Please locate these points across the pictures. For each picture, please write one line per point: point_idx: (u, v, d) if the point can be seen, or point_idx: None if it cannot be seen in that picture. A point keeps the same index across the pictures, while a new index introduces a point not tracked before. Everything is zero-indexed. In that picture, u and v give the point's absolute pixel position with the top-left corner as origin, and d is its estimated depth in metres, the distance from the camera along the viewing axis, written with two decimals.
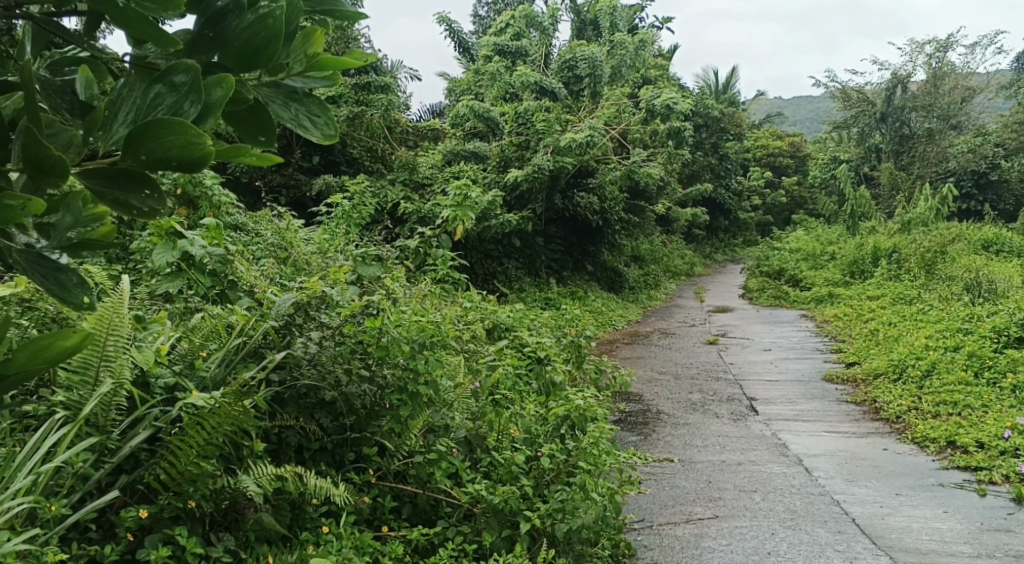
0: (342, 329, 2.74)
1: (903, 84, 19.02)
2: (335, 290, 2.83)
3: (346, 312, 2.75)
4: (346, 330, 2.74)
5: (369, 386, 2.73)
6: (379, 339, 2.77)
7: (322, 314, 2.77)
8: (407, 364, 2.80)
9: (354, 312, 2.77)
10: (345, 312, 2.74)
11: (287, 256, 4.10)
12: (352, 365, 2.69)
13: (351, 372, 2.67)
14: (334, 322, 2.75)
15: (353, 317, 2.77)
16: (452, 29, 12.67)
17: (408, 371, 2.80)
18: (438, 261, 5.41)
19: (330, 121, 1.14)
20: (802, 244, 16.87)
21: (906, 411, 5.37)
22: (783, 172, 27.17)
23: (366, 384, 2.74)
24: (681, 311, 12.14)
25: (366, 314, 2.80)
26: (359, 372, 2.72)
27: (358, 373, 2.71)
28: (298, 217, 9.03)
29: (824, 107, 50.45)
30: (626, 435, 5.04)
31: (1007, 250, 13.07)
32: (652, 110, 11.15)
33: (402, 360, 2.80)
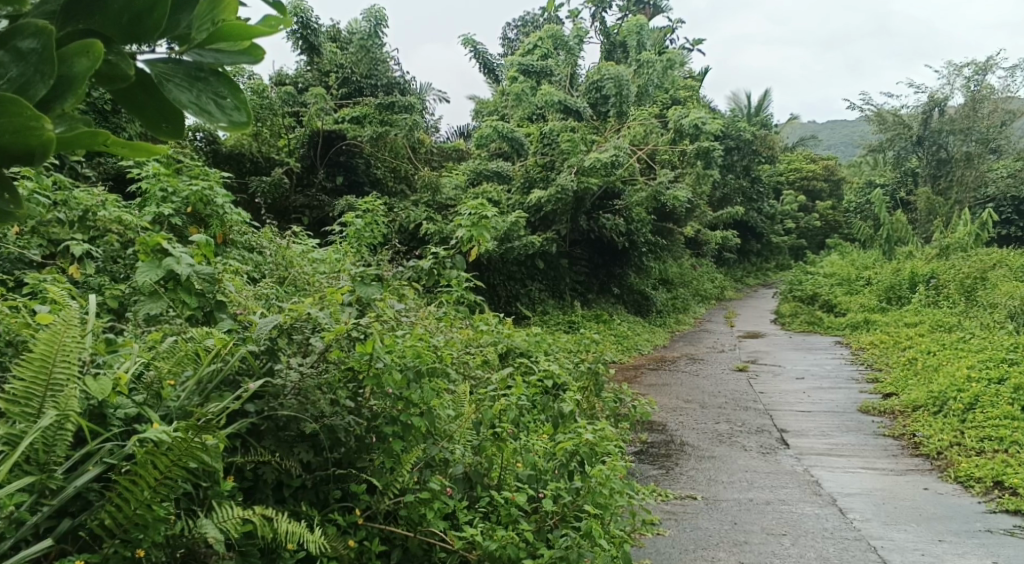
0: (326, 353, 2.53)
1: (941, 106, 18.38)
2: (323, 313, 2.61)
3: (333, 334, 2.53)
4: (332, 355, 2.53)
5: (357, 417, 2.54)
6: (370, 365, 2.55)
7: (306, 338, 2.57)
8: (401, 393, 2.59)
9: (342, 336, 2.57)
10: (331, 334, 2.53)
11: (289, 276, 3.93)
12: (337, 395, 2.49)
13: (336, 403, 2.48)
14: (319, 346, 2.54)
15: (341, 343, 2.56)
16: (478, 50, 12.58)
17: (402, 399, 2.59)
18: (453, 282, 5.25)
19: (239, 105, 1.04)
20: (836, 269, 16.45)
21: (948, 446, 5.02)
22: (817, 196, 26.69)
23: (351, 416, 2.54)
24: (711, 336, 11.80)
25: (356, 340, 2.59)
26: (344, 402, 2.51)
27: (343, 403, 2.50)
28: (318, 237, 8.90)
29: (858, 130, 49.82)
30: (646, 468, 4.76)
31: None
32: (680, 130, 10.88)
33: (394, 388, 2.59)
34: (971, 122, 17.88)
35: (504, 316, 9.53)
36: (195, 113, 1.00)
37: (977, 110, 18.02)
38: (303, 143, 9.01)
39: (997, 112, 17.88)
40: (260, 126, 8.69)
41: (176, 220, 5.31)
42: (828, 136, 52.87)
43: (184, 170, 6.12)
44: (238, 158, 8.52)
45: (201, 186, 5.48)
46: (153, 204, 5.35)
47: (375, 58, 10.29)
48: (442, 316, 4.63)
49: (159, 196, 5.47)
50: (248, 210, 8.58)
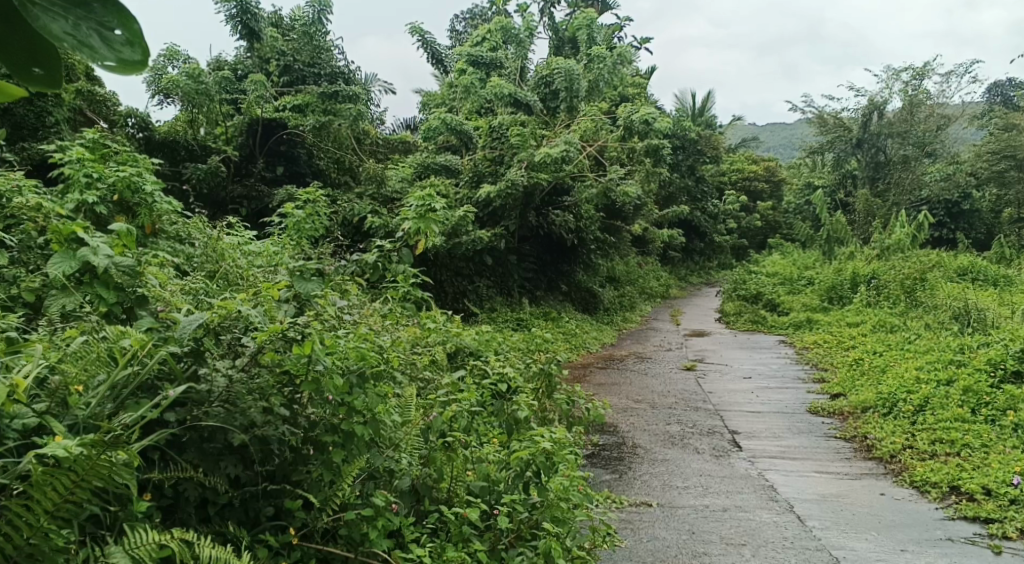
0: (258, 354, 2.28)
1: (880, 110, 18.73)
2: (254, 310, 2.35)
3: (267, 334, 2.27)
4: (268, 357, 2.28)
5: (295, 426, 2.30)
6: (310, 369, 2.29)
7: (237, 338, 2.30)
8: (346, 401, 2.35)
9: (279, 334, 2.31)
10: (264, 333, 2.28)
11: (223, 270, 3.64)
12: (271, 403, 2.24)
13: (269, 411, 2.22)
14: (250, 346, 2.28)
15: (279, 343, 2.30)
16: (426, 39, 12.26)
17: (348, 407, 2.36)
18: (399, 277, 5.02)
19: (133, 42, 0.96)
20: (779, 268, 16.63)
21: (900, 450, 5.00)
22: (758, 196, 27.08)
23: (287, 426, 2.29)
24: (657, 334, 11.76)
25: (295, 341, 2.33)
26: (281, 411, 2.27)
27: (278, 412, 2.25)
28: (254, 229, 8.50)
29: (797, 134, 50.88)
30: (599, 472, 4.61)
31: (984, 278, 12.82)
32: (630, 127, 10.68)
33: (338, 395, 2.35)
34: (909, 126, 18.26)
35: (451, 313, 9.31)
36: (75, 47, 0.92)
37: (914, 114, 18.42)
38: (242, 131, 8.70)
39: (934, 118, 18.30)
40: (197, 113, 8.31)
41: (101, 208, 4.95)
42: (770, 138, 53.76)
43: (112, 156, 5.74)
44: (172, 146, 8.14)
45: (130, 172, 5.14)
46: (77, 190, 4.96)
47: (318, 45, 9.93)
48: (386, 313, 4.39)
49: (83, 182, 5.08)
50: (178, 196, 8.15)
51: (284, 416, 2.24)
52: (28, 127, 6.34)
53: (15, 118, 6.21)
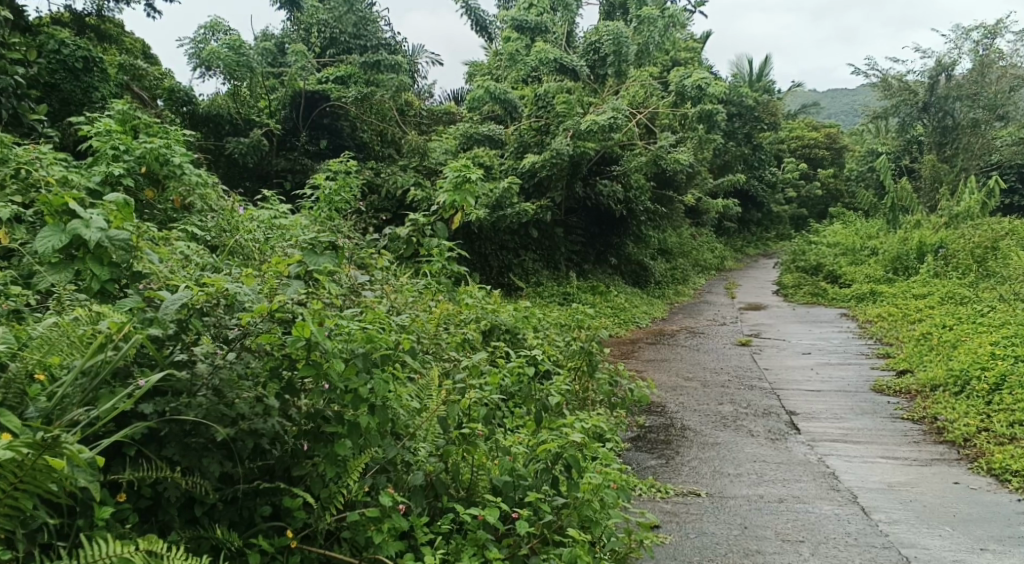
0: (245, 337, 2.05)
1: (949, 71, 17.68)
2: (243, 287, 2.10)
3: (254, 314, 2.03)
4: (255, 341, 2.05)
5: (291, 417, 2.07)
6: (308, 353, 2.05)
7: (223, 318, 2.06)
8: (349, 387, 2.12)
9: (269, 315, 2.07)
10: (251, 314, 2.04)
11: (241, 247, 3.41)
12: (260, 393, 2.01)
13: (256, 402, 2.00)
14: (236, 329, 2.06)
15: (267, 326, 2.06)
16: (470, 6, 11.91)
17: (353, 393, 2.13)
18: (434, 251, 4.79)
19: None
20: (840, 238, 15.93)
21: (975, 432, 4.58)
22: (818, 164, 26.04)
23: (280, 417, 2.07)
24: (711, 307, 11.32)
25: (287, 324, 2.09)
26: (273, 401, 2.04)
27: (270, 402, 2.03)
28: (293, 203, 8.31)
29: (860, 99, 48.86)
30: (643, 458, 4.32)
31: None
32: (682, 92, 10.18)
33: (339, 380, 2.11)
34: (979, 87, 17.21)
35: (495, 287, 9.08)
36: None
37: (985, 74, 17.33)
38: (284, 104, 8.51)
39: (1006, 78, 17.22)
40: (239, 86, 8.11)
41: (127, 181, 4.78)
42: (832, 104, 51.73)
43: (143, 128, 5.61)
44: (216, 120, 7.93)
45: (157, 144, 4.96)
46: (104, 162, 4.81)
47: (361, 16, 9.69)
48: (414, 291, 4.17)
49: (110, 155, 4.92)
50: (223, 181, 8.07)
51: (275, 406, 2.02)
52: (76, 103, 6.30)
53: (61, 94, 6.20)
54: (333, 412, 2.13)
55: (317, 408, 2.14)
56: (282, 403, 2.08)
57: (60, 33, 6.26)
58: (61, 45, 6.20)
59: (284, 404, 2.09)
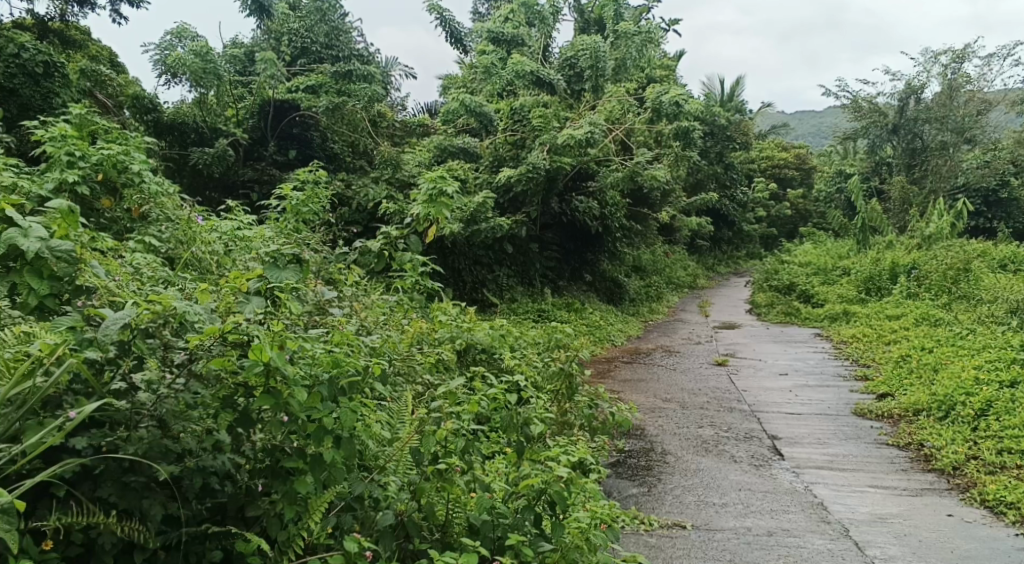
0: (191, 362, 1.81)
1: (917, 94, 17.87)
2: (194, 307, 1.88)
3: (204, 336, 1.81)
4: (204, 366, 1.82)
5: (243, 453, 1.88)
6: (267, 380, 1.84)
7: (168, 341, 1.83)
8: (314, 418, 1.91)
9: (220, 337, 1.85)
10: (200, 336, 1.82)
11: (200, 257, 3.23)
12: (209, 427, 1.82)
13: (204, 438, 1.81)
14: (182, 352, 1.82)
15: (218, 349, 1.83)
16: (445, 17, 11.73)
17: (317, 424, 1.92)
18: (407, 266, 4.58)
19: None
20: (811, 258, 15.96)
21: (964, 461, 4.45)
22: (788, 184, 26.21)
23: (231, 452, 1.87)
24: (685, 326, 11.19)
25: (241, 346, 1.87)
26: (223, 435, 1.84)
27: (219, 436, 1.83)
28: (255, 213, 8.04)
29: (827, 121, 49.59)
30: (625, 486, 4.13)
31: None
32: (659, 109, 10.06)
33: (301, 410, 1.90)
34: (947, 111, 17.38)
35: (469, 304, 8.86)
36: None
37: (953, 98, 17.50)
38: (253, 112, 8.30)
39: (974, 102, 17.43)
40: (206, 94, 7.87)
41: (82, 189, 4.49)
42: (800, 126, 52.42)
43: (102, 134, 5.32)
44: (181, 129, 7.70)
45: (116, 150, 4.69)
46: (57, 168, 4.52)
47: (333, 26, 9.49)
48: (383, 309, 3.95)
49: (64, 161, 4.64)
50: (189, 195, 7.83)
51: (225, 441, 1.82)
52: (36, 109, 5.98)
53: (21, 99, 5.87)
54: (294, 446, 1.93)
55: (276, 442, 1.93)
56: (234, 436, 1.87)
57: (21, 38, 6.06)
58: (22, 50, 5.94)
59: (237, 437, 1.88)
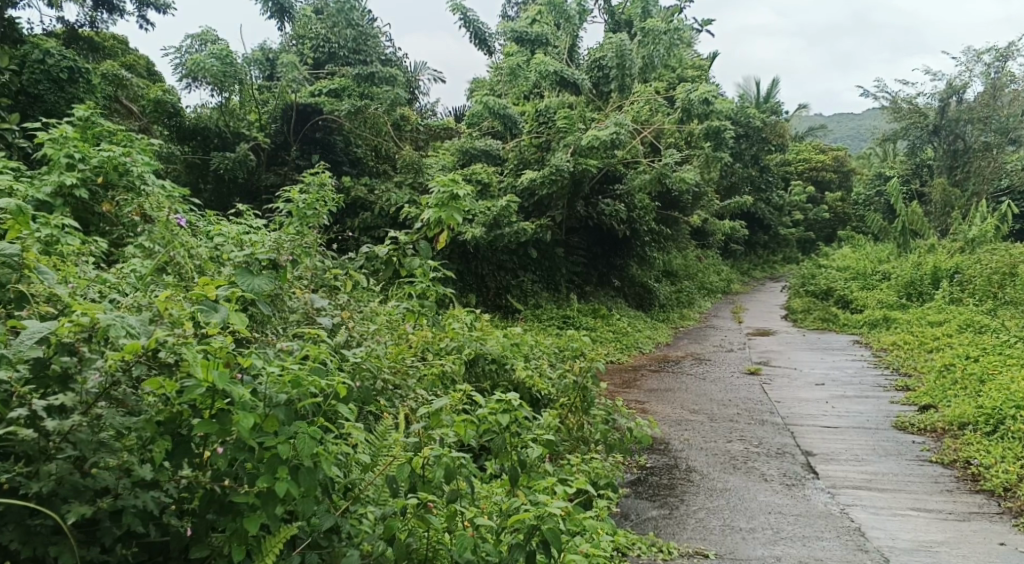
0: (108, 386, 1.76)
1: (959, 94, 17.22)
2: (119, 319, 1.81)
3: (125, 354, 1.75)
4: (125, 390, 1.79)
5: (167, 491, 1.82)
6: (216, 399, 1.81)
7: (87, 359, 1.75)
8: (268, 446, 1.84)
9: (145, 356, 1.80)
10: (118, 355, 1.76)
11: (182, 267, 2.87)
12: (128, 461, 1.78)
13: (125, 474, 1.78)
14: (98, 373, 1.75)
15: (144, 370, 1.79)
16: (469, 18, 11.53)
17: (272, 452, 1.85)
18: (416, 271, 4.35)
19: None
20: (850, 262, 15.47)
21: (1017, 481, 4.08)
22: (826, 187, 25.56)
23: (156, 490, 1.82)
24: (717, 332, 10.82)
25: (169, 368, 1.83)
26: (147, 471, 1.80)
27: (141, 472, 1.79)
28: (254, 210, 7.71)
29: (865, 124, 48.53)
30: (644, 507, 3.85)
31: None
32: (688, 109, 9.70)
33: (254, 437, 1.83)
34: (991, 110, 16.71)
35: (492, 310, 8.63)
36: None
37: (997, 97, 16.75)
38: (275, 117, 8.09)
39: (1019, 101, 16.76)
40: (229, 98, 7.71)
41: (81, 193, 4.32)
42: (838, 128, 51.29)
43: (107, 137, 5.17)
44: (203, 134, 7.47)
45: (116, 151, 4.47)
46: (55, 171, 4.36)
47: (360, 31, 9.26)
48: (385, 316, 3.73)
49: (64, 164, 4.48)
50: (215, 207, 7.68)
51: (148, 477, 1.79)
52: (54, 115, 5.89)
53: (44, 105, 5.79)
54: (245, 475, 1.85)
55: (228, 469, 1.87)
56: (159, 468, 1.84)
57: (46, 43, 5.94)
58: (46, 56, 5.87)
59: (164, 471, 1.85)
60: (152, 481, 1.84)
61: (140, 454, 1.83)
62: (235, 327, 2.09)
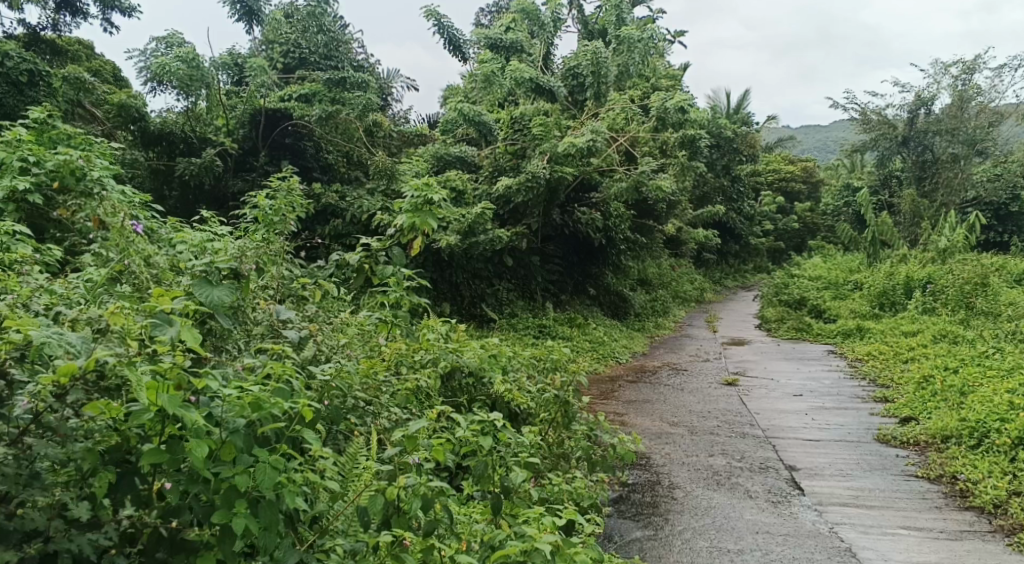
0: (39, 412, 1.60)
1: (928, 106, 17.37)
2: (57, 336, 1.72)
3: (58, 375, 1.60)
4: (58, 416, 1.62)
5: (107, 533, 1.66)
6: (167, 424, 1.71)
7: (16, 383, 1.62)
8: (225, 477, 1.72)
9: (81, 377, 1.66)
10: (51, 378, 1.62)
11: (138, 277, 2.64)
12: (62, 498, 1.64)
13: (58, 514, 1.63)
14: (27, 401, 1.60)
15: (82, 395, 1.64)
16: (442, 24, 11.37)
17: (229, 483, 1.72)
18: (389, 281, 4.15)
19: None
20: (822, 272, 15.52)
21: (1008, 496, 3.99)
22: (795, 197, 25.74)
23: (95, 532, 1.65)
24: (693, 342, 10.73)
25: (112, 391, 1.69)
26: (84, 510, 1.64)
27: (77, 511, 1.63)
28: (220, 216, 7.45)
29: (832, 136, 49.19)
30: (628, 528, 3.70)
31: None
32: (664, 117, 9.61)
33: (210, 467, 1.71)
34: (959, 122, 16.88)
35: (466, 320, 8.46)
36: None
37: (964, 109, 16.93)
38: (243, 122, 7.81)
39: (985, 113, 16.96)
40: (195, 102, 7.54)
41: (34, 197, 4.09)
42: (805, 140, 51.87)
43: (65, 139, 4.92)
44: (169, 138, 7.24)
45: (73, 154, 4.18)
46: (7, 175, 4.12)
47: (332, 36, 9.05)
48: (355, 327, 3.53)
49: (16, 167, 4.24)
50: (181, 214, 7.43)
51: (85, 516, 1.63)
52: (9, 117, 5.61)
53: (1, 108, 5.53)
54: (199, 510, 1.73)
55: (180, 503, 1.73)
56: (99, 507, 1.70)
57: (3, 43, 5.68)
58: (4, 57, 5.61)
59: (105, 510, 1.70)
60: (90, 521, 1.67)
61: (78, 490, 1.70)
62: (188, 345, 1.91)
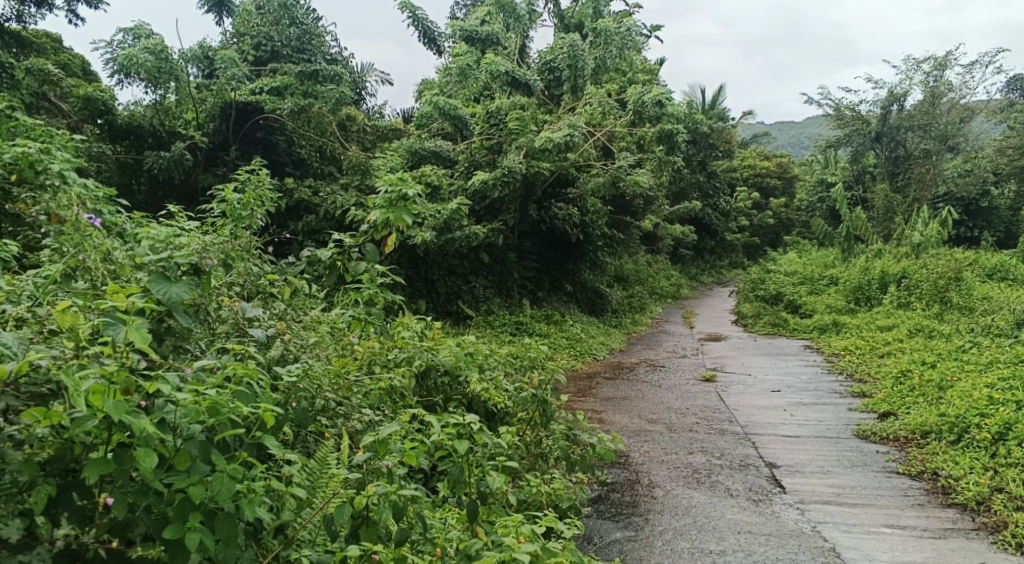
0: None
1: (900, 102, 17.47)
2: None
3: None
4: None
5: (40, 554, 1.58)
6: (111, 432, 1.59)
7: None
8: (178, 487, 1.62)
9: (13, 383, 1.62)
10: None
11: (93, 272, 2.48)
12: None
13: None
14: None
15: (13, 402, 1.60)
16: (417, 17, 11.21)
17: (183, 494, 1.63)
18: (362, 277, 4.03)
19: None
20: (797, 267, 15.57)
21: (990, 493, 3.96)
22: (770, 193, 25.84)
23: (29, 551, 1.58)
24: (670, 338, 10.69)
25: (48, 397, 1.64)
26: (15, 528, 1.55)
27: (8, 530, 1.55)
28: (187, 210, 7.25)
29: (806, 133, 49.51)
30: (608, 529, 3.61)
31: (1014, 278, 11.50)
32: (641, 112, 9.53)
33: (161, 477, 1.61)
34: (931, 118, 16.99)
35: (442, 317, 8.35)
36: None
37: (936, 105, 17.02)
38: (214, 116, 7.58)
39: (957, 109, 17.08)
40: (165, 95, 7.33)
41: None
42: (779, 136, 52.11)
43: (24, 131, 4.74)
44: (137, 132, 7.03)
45: (31, 146, 4.02)
46: None
47: (305, 29, 8.88)
48: (325, 325, 3.41)
49: None
50: (149, 209, 7.21)
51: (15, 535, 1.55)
52: None
53: None
54: (150, 524, 1.63)
55: (130, 517, 1.62)
56: (35, 524, 1.61)
57: None
58: None
59: (42, 527, 1.61)
60: (25, 541, 1.59)
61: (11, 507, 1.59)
62: (138, 346, 1.77)
